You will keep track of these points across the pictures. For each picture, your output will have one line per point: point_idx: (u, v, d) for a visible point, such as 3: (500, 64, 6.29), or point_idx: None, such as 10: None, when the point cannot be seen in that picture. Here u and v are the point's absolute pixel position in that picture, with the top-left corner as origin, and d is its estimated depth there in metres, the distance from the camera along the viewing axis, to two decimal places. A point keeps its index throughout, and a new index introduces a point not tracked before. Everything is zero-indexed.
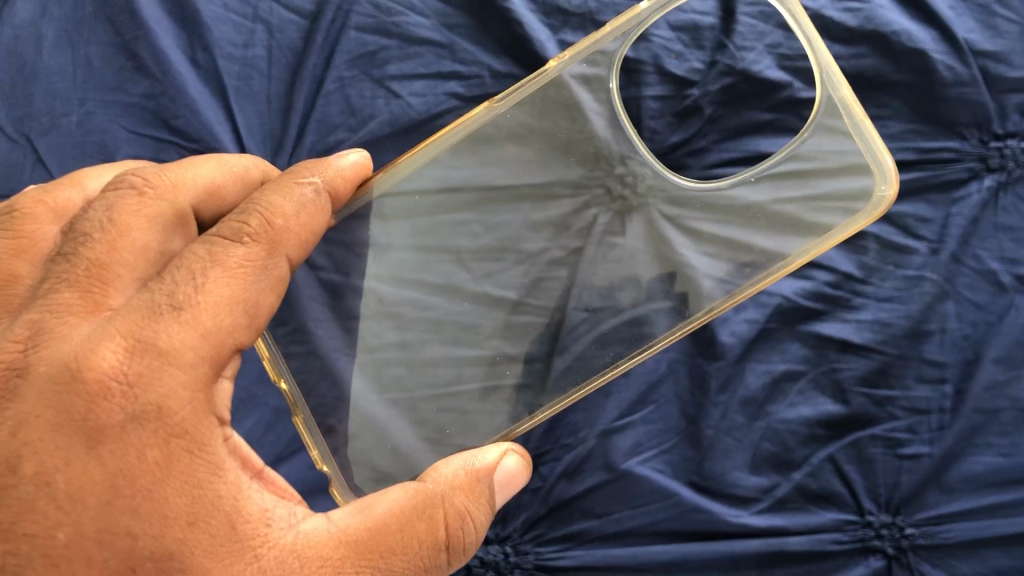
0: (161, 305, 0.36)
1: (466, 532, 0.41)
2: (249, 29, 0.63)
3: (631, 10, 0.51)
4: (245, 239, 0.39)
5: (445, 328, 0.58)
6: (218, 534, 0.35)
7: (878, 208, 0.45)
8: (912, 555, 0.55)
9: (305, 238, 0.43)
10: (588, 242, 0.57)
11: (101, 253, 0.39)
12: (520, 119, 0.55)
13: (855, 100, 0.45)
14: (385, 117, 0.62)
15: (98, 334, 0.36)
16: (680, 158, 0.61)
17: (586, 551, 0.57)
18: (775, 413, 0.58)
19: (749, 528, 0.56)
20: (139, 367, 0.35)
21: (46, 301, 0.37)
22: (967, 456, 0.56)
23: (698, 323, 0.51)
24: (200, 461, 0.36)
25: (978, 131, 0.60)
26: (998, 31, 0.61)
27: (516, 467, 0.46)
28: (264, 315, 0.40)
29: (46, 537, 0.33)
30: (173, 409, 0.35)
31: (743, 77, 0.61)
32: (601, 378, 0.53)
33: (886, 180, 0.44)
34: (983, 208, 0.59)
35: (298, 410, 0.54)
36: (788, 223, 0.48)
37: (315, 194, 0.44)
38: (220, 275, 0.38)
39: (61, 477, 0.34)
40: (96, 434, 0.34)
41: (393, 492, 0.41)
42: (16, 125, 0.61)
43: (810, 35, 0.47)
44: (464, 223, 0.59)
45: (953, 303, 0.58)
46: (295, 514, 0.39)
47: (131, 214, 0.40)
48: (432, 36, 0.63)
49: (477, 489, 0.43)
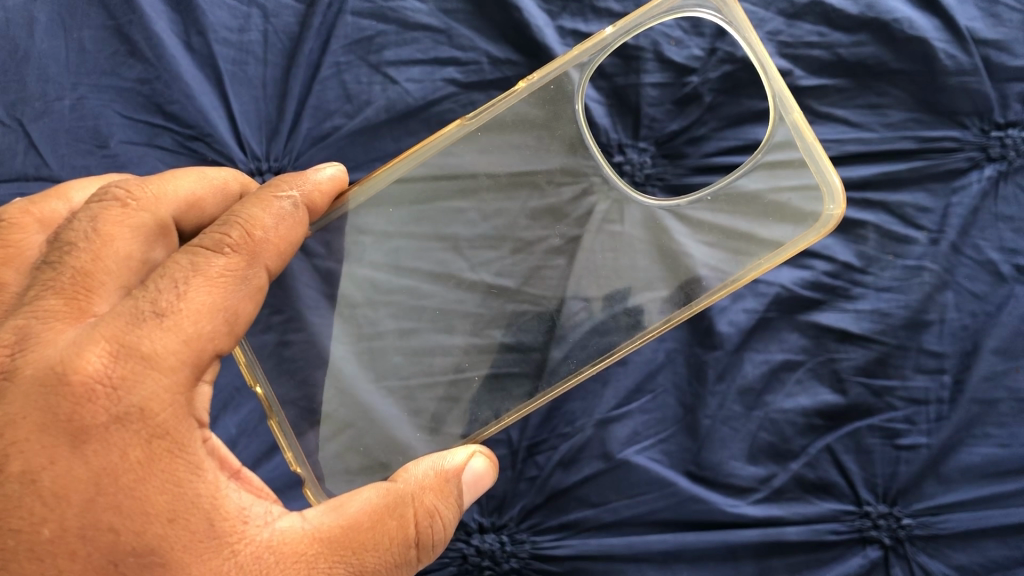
0: (144, 311, 0.35)
1: (435, 530, 0.41)
2: (245, 13, 0.62)
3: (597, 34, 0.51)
4: (227, 249, 0.39)
5: (439, 316, 0.58)
6: (198, 530, 0.35)
7: (826, 226, 0.46)
8: (908, 545, 0.55)
9: (283, 249, 0.42)
10: (587, 229, 0.56)
11: (85, 262, 0.38)
12: (523, 110, 0.54)
13: (806, 124, 0.46)
14: (382, 103, 0.62)
15: (82, 338, 0.35)
16: (680, 146, 0.61)
17: (583, 540, 0.57)
18: (774, 403, 0.57)
19: (746, 518, 0.56)
20: (123, 370, 0.35)
21: (32, 307, 0.37)
22: (966, 446, 0.56)
23: (658, 331, 0.51)
24: (181, 461, 0.35)
25: (979, 120, 0.59)
26: (1000, 19, 0.60)
27: (484, 468, 0.45)
28: (244, 324, 0.39)
29: (31, 532, 0.33)
30: (155, 411, 0.35)
31: (743, 65, 0.60)
32: (596, 364, 0.52)
33: (834, 199, 0.45)
34: (984, 198, 0.59)
35: (273, 414, 0.54)
36: (768, 213, 0.48)
37: (293, 208, 0.44)
38: (201, 284, 0.37)
39: (46, 475, 0.33)
40: (81, 434, 0.34)
41: (366, 491, 0.41)
42: (9, 110, 0.61)
43: (763, 61, 0.47)
44: (461, 211, 0.58)
45: (953, 293, 0.57)
46: (271, 512, 0.38)
47: (115, 225, 0.40)
48: (430, 21, 0.62)
49: (446, 489, 0.43)
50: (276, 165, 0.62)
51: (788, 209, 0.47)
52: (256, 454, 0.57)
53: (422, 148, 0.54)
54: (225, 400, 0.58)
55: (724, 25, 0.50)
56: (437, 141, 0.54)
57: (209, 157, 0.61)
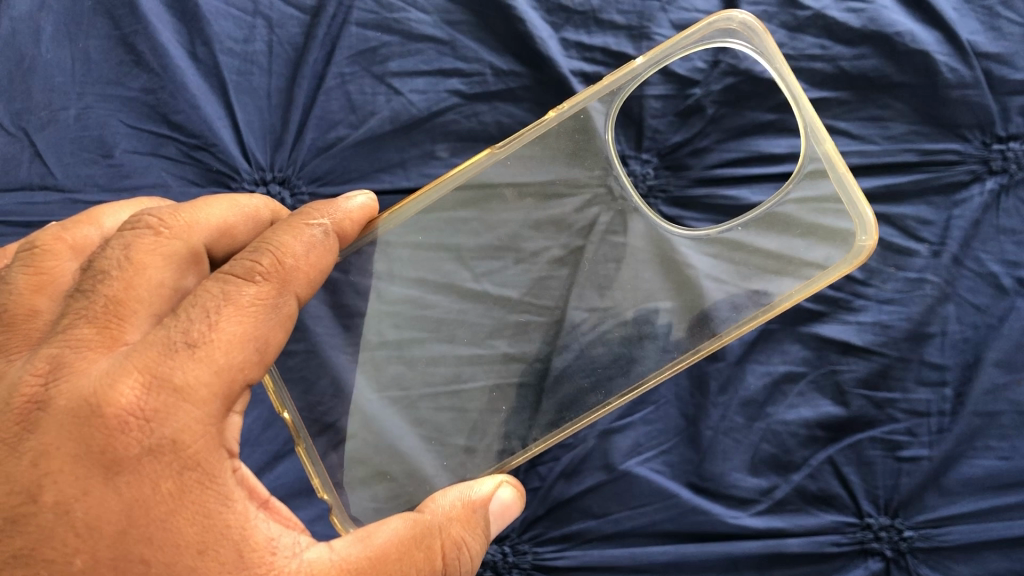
0: (176, 342, 0.35)
1: (462, 561, 0.41)
2: (250, 24, 0.62)
3: (626, 65, 0.52)
4: (258, 278, 0.39)
5: (443, 327, 0.58)
6: (227, 562, 0.35)
7: (859, 257, 0.45)
8: (910, 557, 0.55)
9: (313, 277, 0.42)
10: (589, 240, 0.56)
11: (118, 290, 0.38)
12: (544, 136, 0.54)
13: (838, 154, 0.45)
14: (386, 114, 0.62)
15: (115, 368, 0.35)
16: (683, 157, 0.61)
17: (585, 551, 0.57)
18: (776, 415, 0.58)
19: (749, 530, 0.56)
20: (156, 403, 0.35)
21: (65, 336, 0.37)
22: (967, 458, 0.56)
23: (683, 365, 0.50)
24: (211, 492, 0.36)
25: (980, 133, 0.60)
26: (1002, 33, 0.60)
27: (511, 498, 0.46)
28: (274, 351, 0.39)
29: (64, 562, 0.33)
30: (187, 443, 0.35)
31: (747, 77, 0.61)
32: (626, 396, 0.51)
33: (865, 231, 0.44)
34: (985, 211, 0.59)
35: (300, 440, 0.54)
36: (794, 227, 0.47)
37: (324, 235, 0.43)
38: (233, 313, 0.37)
39: (78, 506, 0.34)
40: (114, 466, 0.34)
41: (393, 521, 0.41)
42: (14, 118, 0.61)
43: (796, 92, 0.47)
44: (464, 220, 0.57)
45: (954, 306, 0.58)
46: (299, 542, 0.38)
47: (148, 253, 0.39)
48: (434, 32, 0.63)
49: (473, 519, 0.43)
50: (280, 175, 0.62)
51: (821, 232, 0.46)
52: (258, 464, 0.57)
53: (445, 179, 0.55)
54: None
55: (755, 56, 0.49)
56: (467, 169, 0.55)
57: (214, 168, 0.61)
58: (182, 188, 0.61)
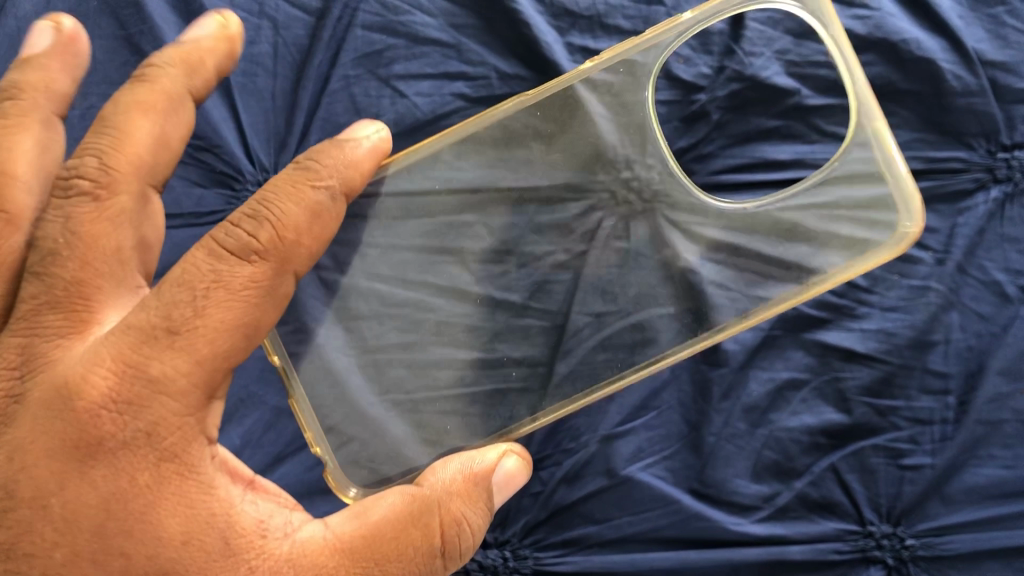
0: (154, 329, 0.35)
1: (462, 537, 0.40)
2: (255, 25, 0.63)
3: (672, 19, 0.53)
4: (253, 257, 0.37)
5: (444, 330, 0.57)
6: (213, 550, 0.35)
7: (900, 243, 0.44)
8: (912, 566, 0.55)
9: (315, 250, 0.40)
10: (592, 245, 0.57)
11: (76, 270, 0.39)
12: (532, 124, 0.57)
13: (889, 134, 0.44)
14: (390, 117, 0.62)
15: (89, 358, 0.35)
16: (689, 162, 0.61)
17: (586, 556, 0.57)
18: (778, 421, 0.57)
19: (750, 537, 0.56)
20: (131, 393, 0.35)
21: (33, 325, 0.38)
22: (970, 467, 0.56)
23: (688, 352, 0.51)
24: (191, 482, 0.36)
25: (985, 142, 0.60)
26: (1007, 41, 0.60)
27: (516, 468, 0.44)
28: (265, 333, 0.38)
29: (45, 557, 0.33)
30: (164, 434, 0.35)
31: (751, 84, 0.61)
32: (605, 389, 0.52)
33: (911, 217, 0.43)
34: (990, 219, 0.59)
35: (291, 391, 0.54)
36: (829, 213, 0.47)
37: (331, 200, 0.41)
38: (222, 299, 0.36)
39: (55, 501, 0.34)
40: (89, 458, 0.34)
41: (389, 496, 0.40)
42: None
43: (851, 63, 0.46)
44: (467, 224, 0.58)
45: (958, 313, 0.58)
46: (291, 523, 0.38)
47: (94, 223, 0.40)
48: (440, 35, 0.63)
49: (473, 493, 0.42)
50: None
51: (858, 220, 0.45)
52: (259, 466, 0.57)
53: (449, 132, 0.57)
54: (230, 412, 0.58)
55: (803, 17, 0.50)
56: (477, 121, 0.57)
57: (220, 169, 0.61)
58: (185, 189, 0.61)
